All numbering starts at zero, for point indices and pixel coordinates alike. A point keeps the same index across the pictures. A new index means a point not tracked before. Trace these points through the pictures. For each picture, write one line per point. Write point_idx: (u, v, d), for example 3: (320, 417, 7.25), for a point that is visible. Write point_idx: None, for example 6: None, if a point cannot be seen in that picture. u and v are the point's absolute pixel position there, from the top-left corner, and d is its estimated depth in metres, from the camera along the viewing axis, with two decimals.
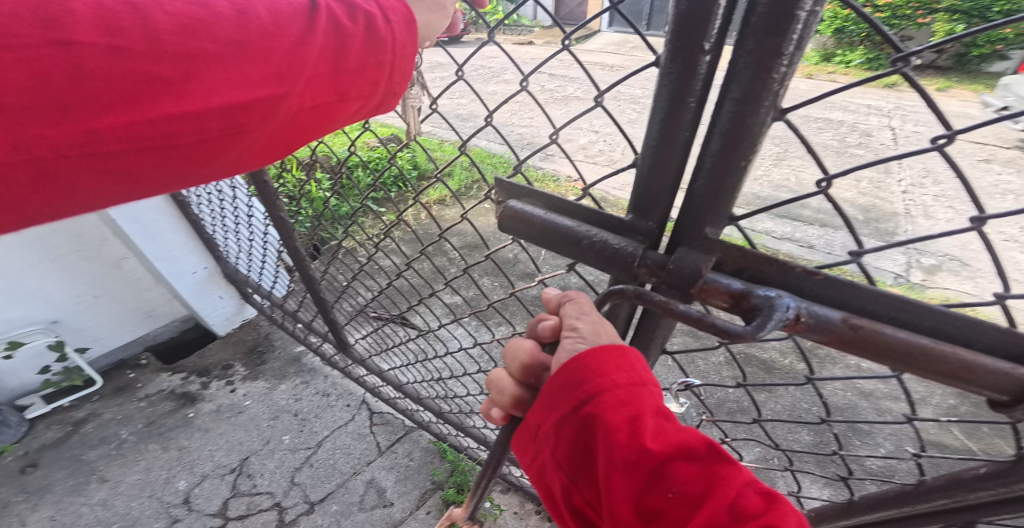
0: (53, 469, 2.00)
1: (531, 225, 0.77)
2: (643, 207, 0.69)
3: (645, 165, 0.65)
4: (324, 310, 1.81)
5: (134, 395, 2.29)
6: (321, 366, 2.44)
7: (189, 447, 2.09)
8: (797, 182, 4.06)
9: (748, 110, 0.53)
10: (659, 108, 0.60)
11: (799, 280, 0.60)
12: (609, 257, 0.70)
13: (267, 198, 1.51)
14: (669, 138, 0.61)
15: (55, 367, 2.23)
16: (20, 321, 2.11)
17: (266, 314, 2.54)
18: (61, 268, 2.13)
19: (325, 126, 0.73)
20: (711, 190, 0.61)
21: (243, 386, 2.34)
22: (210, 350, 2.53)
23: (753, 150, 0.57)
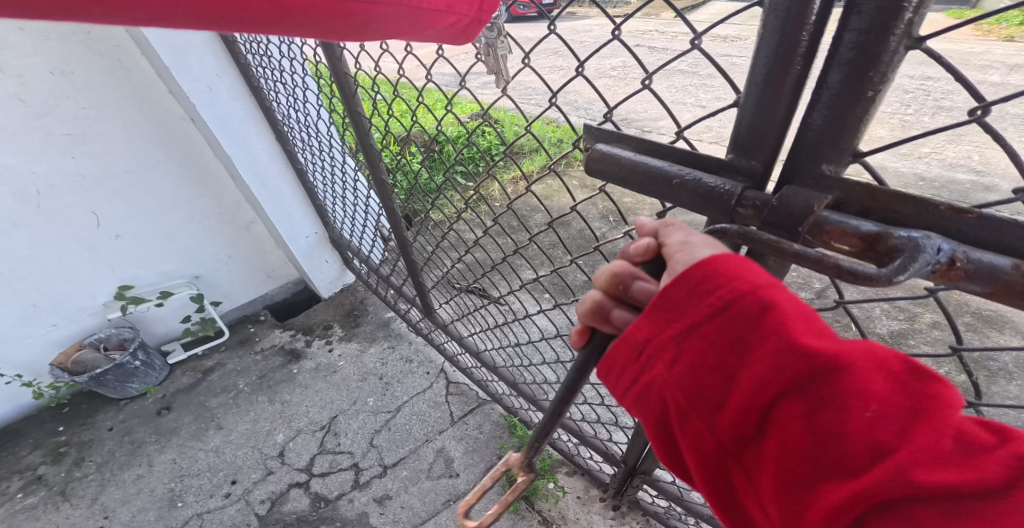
0: (182, 414, 2.35)
1: (617, 165, 0.77)
2: (745, 145, 0.66)
3: (751, 104, 0.63)
4: (414, 275, 2.00)
5: (252, 348, 2.65)
6: (406, 333, 2.63)
7: (290, 402, 2.35)
8: (945, 167, 3.50)
9: (879, 36, 0.49)
10: (771, 43, 0.58)
11: (943, 221, 0.51)
12: (703, 196, 0.68)
13: (371, 161, 1.71)
14: (778, 76, 0.59)
15: (194, 317, 2.68)
16: (170, 274, 2.54)
17: (363, 279, 2.80)
18: (204, 227, 2.53)
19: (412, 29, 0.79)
20: (830, 130, 0.57)
21: (339, 346, 2.60)
22: (315, 311, 2.86)
23: (883, 82, 0.52)
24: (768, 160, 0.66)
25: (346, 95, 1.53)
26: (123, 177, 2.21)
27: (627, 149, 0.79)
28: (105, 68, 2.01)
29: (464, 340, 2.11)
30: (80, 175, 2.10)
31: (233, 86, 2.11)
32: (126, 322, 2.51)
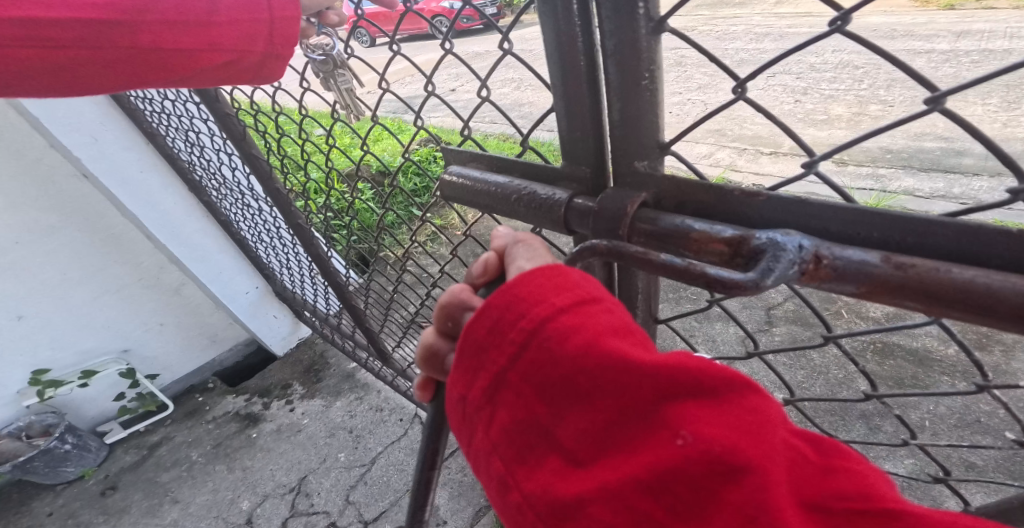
0: (131, 492, 2.16)
1: (466, 191, 0.67)
2: (575, 150, 0.58)
3: (560, 108, 0.57)
4: (360, 322, 1.86)
5: (204, 418, 2.46)
6: (374, 381, 2.47)
7: (252, 466, 2.17)
8: (912, 145, 3.58)
9: (627, 22, 0.45)
10: (552, 49, 0.52)
11: (742, 207, 0.48)
12: (539, 209, 0.60)
13: (283, 205, 1.60)
14: (575, 77, 0.53)
15: (129, 394, 2.51)
16: (95, 352, 2.41)
17: (317, 331, 2.63)
18: (125, 298, 2.40)
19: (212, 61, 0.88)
20: (626, 124, 0.52)
21: (301, 405, 2.43)
22: (273, 371, 2.67)
23: (654, 62, 0.48)
24: (603, 161, 0.58)
25: (240, 138, 1.42)
26: (16, 251, 2.08)
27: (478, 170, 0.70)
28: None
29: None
30: None
31: (123, 135, 1.99)
32: (50, 408, 2.35)
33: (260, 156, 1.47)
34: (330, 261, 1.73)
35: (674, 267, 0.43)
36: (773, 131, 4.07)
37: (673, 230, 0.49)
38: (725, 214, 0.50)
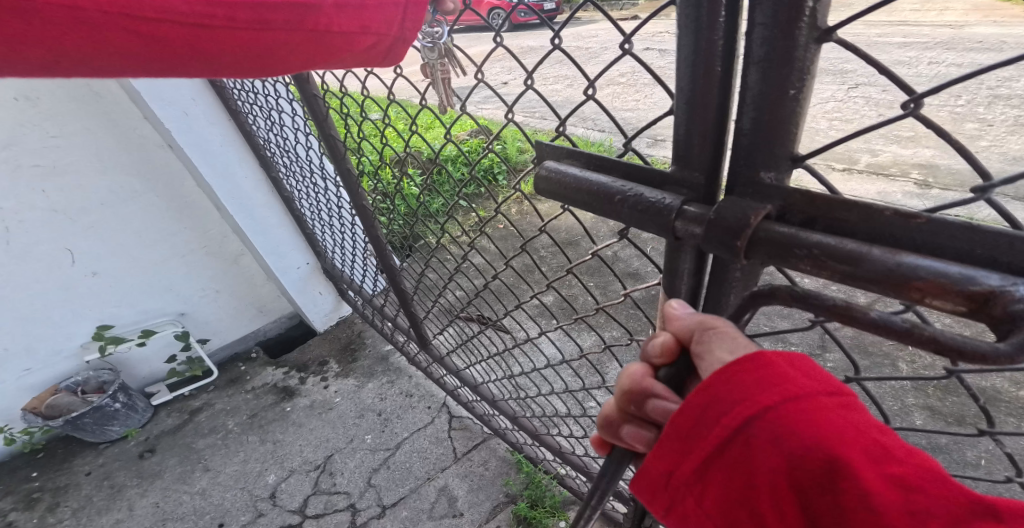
0: (166, 456, 2.24)
1: (562, 187, 0.60)
2: (690, 156, 0.52)
3: (680, 111, 0.50)
4: (409, 307, 1.87)
5: (243, 387, 2.57)
6: (406, 367, 2.50)
7: (283, 441, 2.23)
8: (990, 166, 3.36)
9: (781, 29, 0.40)
10: (685, 45, 0.47)
11: (894, 230, 0.40)
12: (644, 214, 0.53)
13: (352, 187, 1.61)
14: (706, 81, 0.47)
15: (178, 357, 2.63)
16: (153, 313, 2.51)
17: (359, 311, 2.69)
18: (188, 263, 2.50)
19: (353, 45, 0.76)
20: (758, 137, 0.46)
21: (335, 383, 2.49)
22: (310, 346, 2.77)
23: (806, 73, 0.42)
24: (717, 165, 0.51)
25: (323, 120, 1.42)
26: (100, 212, 2.18)
27: (575, 166, 0.63)
28: (73, 94, 1.98)
29: (462, 373, 1.96)
30: (52, 209, 2.07)
31: (210, 111, 2.08)
32: (106, 364, 2.47)
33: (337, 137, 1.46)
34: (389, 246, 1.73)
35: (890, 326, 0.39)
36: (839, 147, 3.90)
37: (891, 270, 0.37)
38: (871, 236, 0.42)
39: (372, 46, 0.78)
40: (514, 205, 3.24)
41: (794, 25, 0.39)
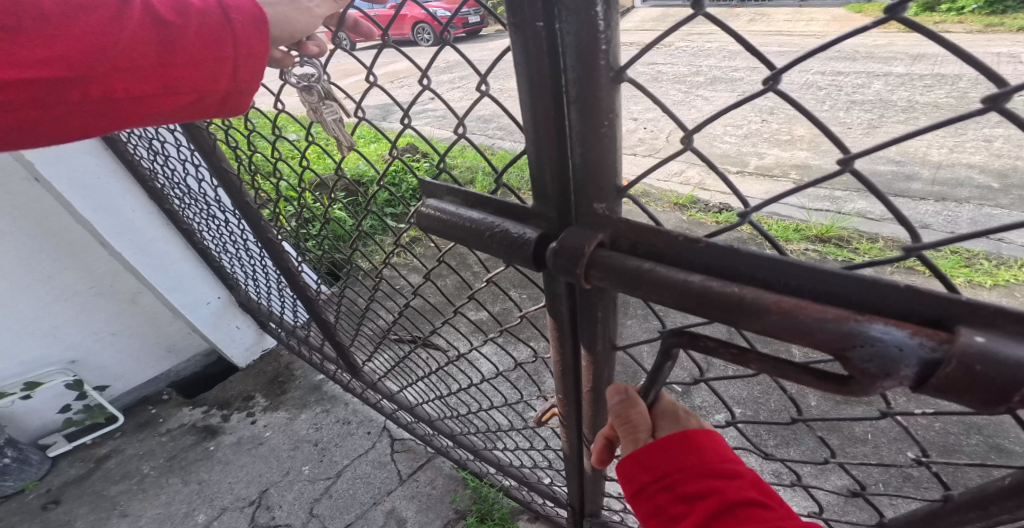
0: (76, 505, 2.13)
1: (439, 226, 0.63)
2: (545, 189, 0.53)
3: (529, 149, 0.52)
4: (330, 335, 1.85)
5: (157, 430, 2.44)
6: (341, 393, 2.48)
7: (209, 480, 2.15)
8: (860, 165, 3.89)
9: (587, 74, 0.42)
10: (520, 83, 0.47)
11: (689, 254, 0.47)
12: (510, 248, 0.57)
13: (254, 220, 1.55)
14: (543, 118, 0.48)
15: (75, 406, 2.42)
16: (38, 363, 2.30)
17: (284, 342, 2.64)
18: (75, 306, 2.32)
19: (166, 103, 0.66)
20: (589, 167, 0.49)
21: (263, 417, 2.42)
22: (233, 383, 2.67)
23: (616, 113, 0.45)
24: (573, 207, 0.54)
25: (209, 151, 1.35)
26: None
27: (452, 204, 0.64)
28: None
29: (395, 396, 1.97)
30: None
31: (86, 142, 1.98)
32: None
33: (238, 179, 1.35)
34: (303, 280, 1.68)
35: (743, 310, 0.41)
36: (739, 150, 4.32)
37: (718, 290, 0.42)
38: (674, 260, 0.48)
39: (197, 105, 0.68)
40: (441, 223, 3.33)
41: (595, 71, 0.42)
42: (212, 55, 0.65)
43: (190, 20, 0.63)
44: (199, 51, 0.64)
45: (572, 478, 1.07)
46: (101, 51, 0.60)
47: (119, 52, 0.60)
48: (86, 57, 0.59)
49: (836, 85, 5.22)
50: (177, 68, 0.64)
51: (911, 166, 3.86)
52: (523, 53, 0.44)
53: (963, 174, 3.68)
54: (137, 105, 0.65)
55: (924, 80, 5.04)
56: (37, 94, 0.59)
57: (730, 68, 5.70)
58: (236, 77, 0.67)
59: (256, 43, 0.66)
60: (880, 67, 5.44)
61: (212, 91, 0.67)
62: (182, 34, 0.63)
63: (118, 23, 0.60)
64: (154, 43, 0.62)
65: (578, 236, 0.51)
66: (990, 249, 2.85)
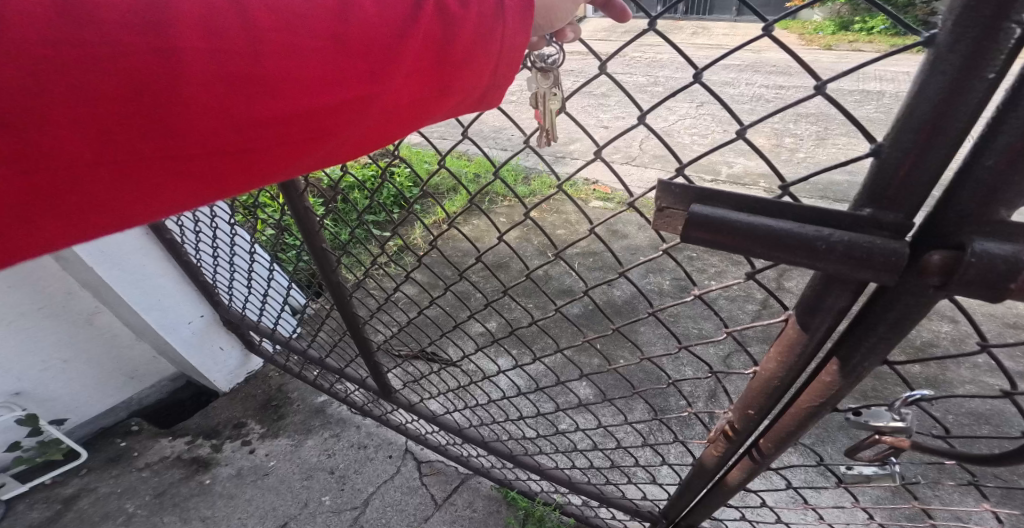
0: None
1: (730, 231, 0.47)
2: (885, 193, 0.45)
3: (886, 152, 0.44)
4: (368, 356, 1.69)
5: (133, 465, 2.14)
6: (351, 416, 2.28)
7: (214, 516, 1.93)
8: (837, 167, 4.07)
9: None
10: (924, 75, 0.39)
11: None
12: (860, 262, 0.43)
13: (307, 228, 1.28)
14: (945, 114, 0.39)
15: (26, 442, 2.07)
16: None
17: (279, 363, 2.37)
18: (26, 328, 1.99)
19: (431, 108, 0.58)
20: (1000, 174, 0.38)
21: (263, 446, 2.19)
22: (215, 409, 2.39)
23: None
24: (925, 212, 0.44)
25: None
26: None
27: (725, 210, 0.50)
28: None
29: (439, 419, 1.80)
30: None
31: None
32: None
33: (302, 190, 1.20)
34: (354, 299, 1.51)
35: None
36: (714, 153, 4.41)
37: None
38: None
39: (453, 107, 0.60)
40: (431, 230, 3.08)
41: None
42: (485, 47, 0.56)
43: (467, 12, 0.54)
44: (474, 44, 0.55)
45: (686, 486, 1.03)
46: (390, 52, 0.51)
47: (406, 54, 0.52)
48: (377, 62, 0.50)
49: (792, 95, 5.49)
50: (451, 70, 0.56)
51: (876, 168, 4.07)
52: (967, 46, 0.36)
53: None
54: (409, 112, 0.56)
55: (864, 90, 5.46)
56: (319, 117, 0.50)
57: (687, 79, 5.94)
58: (498, 72, 0.59)
59: (522, 31, 0.57)
60: (829, 79, 5.79)
61: (472, 88, 0.59)
62: (460, 24, 0.54)
63: (397, 18, 0.51)
64: (434, 38, 0.53)
65: (997, 243, 0.37)
66: None
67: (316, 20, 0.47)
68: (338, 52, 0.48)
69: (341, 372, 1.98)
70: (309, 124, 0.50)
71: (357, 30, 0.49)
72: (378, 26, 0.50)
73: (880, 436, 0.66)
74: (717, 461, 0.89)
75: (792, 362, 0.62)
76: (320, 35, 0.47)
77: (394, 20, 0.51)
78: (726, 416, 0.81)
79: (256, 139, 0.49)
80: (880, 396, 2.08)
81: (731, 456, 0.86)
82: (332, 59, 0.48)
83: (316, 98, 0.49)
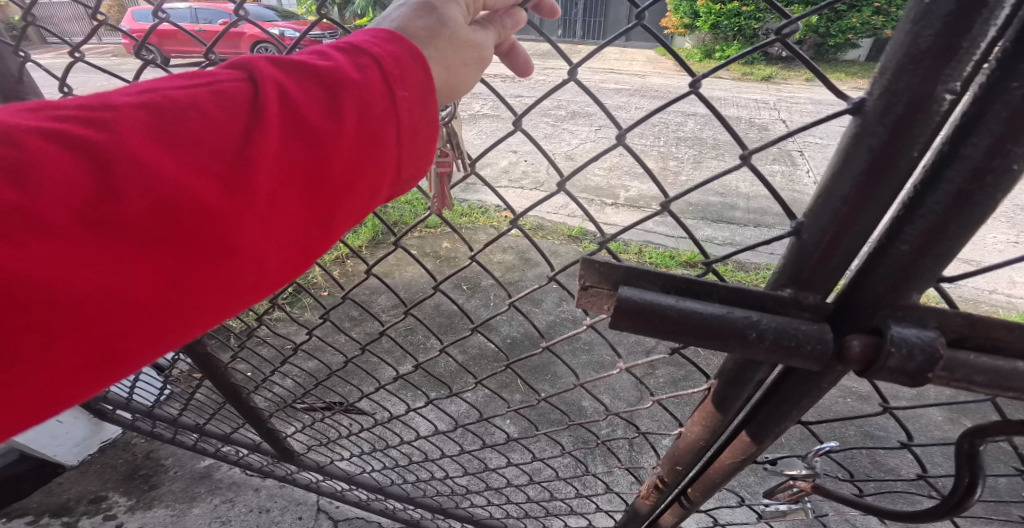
0: None
1: (662, 321, 0.46)
2: (802, 274, 0.47)
3: (810, 231, 0.44)
4: (257, 427, 1.50)
5: None
6: (247, 477, 2.00)
7: None
8: (720, 185, 4.48)
9: (997, 158, 0.35)
10: (850, 147, 0.39)
11: None
12: (789, 350, 0.44)
13: None
14: (862, 198, 0.41)
15: None
16: None
17: (138, 430, 1.96)
18: None
19: (333, 222, 0.54)
20: (911, 258, 0.41)
21: (133, 521, 1.85)
22: (64, 485, 1.97)
23: (988, 212, 0.38)
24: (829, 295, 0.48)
25: None
26: None
27: (653, 291, 0.49)
28: None
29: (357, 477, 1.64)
30: None
31: None
32: None
33: None
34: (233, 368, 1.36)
35: None
36: (614, 173, 4.63)
37: None
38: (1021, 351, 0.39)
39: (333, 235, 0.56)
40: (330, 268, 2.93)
41: (1019, 142, 0.34)
42: (356, 165, 0.53)
43: (341, 109, 0.51)
44: (360, 144, 0.53)
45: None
46: (224, 205, 0.45)
47: (255, 197, 0.47)
48: (211, 221, 0.44)
49: (678, 121, 5.98)
50: (342, 169, 0.52)
51: (751, 186, 4.52)
52: (894, 119, 0.36)
53: (796, 189, 4.32)
54: (275, 258, 0.50)
55: (732, 116, 6.09)
56: (197, 252, 0.44)
57: (586, 103, 6.22)
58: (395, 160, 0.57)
59: (409, 122, 0.56)
60: (707, 106, 6.39)
61: (354, 209, 0.56)
62: (314, 149, 0.50)
63: (261, 136, 0.48)
64: (284, 172, 0.49)
65: (913, 329, 0.39)
66: None
67: (165, 161, 0.43)
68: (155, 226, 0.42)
69: (228, 438, 1.74)
70: (187, 263, 0.44)
71: (181, 191, 0.43)
72: (200, 181, 0.44)
73: (786, 486, 0.72)
74: (642, 503, 0.89)
75: (714, 427, 0.62)
76: (176, 171, 0.43)
77: (258, 138, 0.47)
78: (655, 469, 0.80)
79: (130, 298, 0.41)
80: None
81: (658, 503, 0.85)
82: (195, 190, 0.44)
83: (188, 230, 0.43)
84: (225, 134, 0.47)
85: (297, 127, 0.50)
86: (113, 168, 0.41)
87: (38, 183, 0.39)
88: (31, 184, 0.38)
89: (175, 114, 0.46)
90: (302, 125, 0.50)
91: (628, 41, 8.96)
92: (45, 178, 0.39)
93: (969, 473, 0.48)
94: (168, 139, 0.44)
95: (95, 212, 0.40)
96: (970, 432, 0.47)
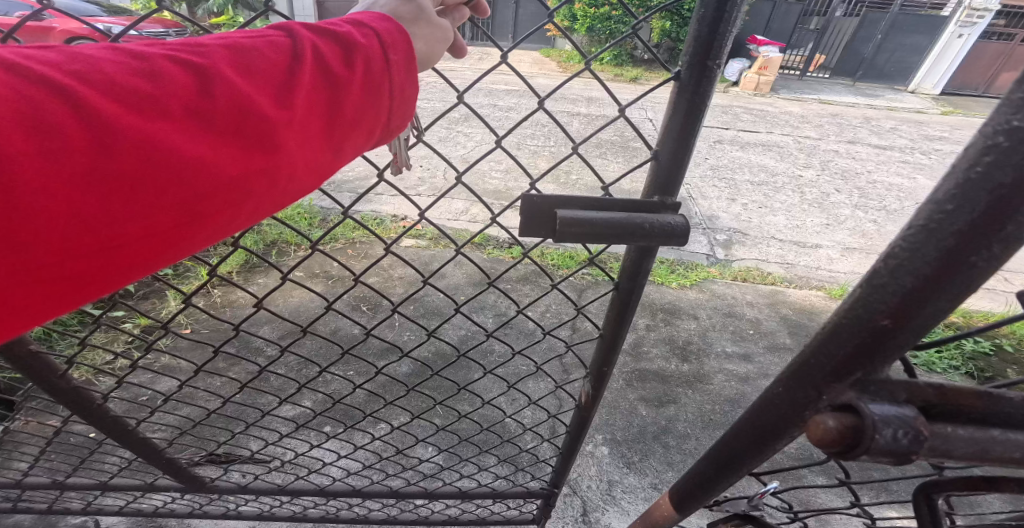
0: None
1: (596, 225, 0.84)
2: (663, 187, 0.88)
3: (661, 159, 0.86)
4: (153, 463, 1.28)
5: None
6: None
7: None
8: (605, 182, 4.79)
9: (988, 231, 0.36)
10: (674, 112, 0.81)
11: (998, 404, 0.44)
12: (665, 229, 0.86)
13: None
14: (686, 128, 0.82)
15: None
16: None
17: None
18: None
19: (344, 151, 0.64)
20: (889, 331, 0.43)
21: None
22: None
23: (978, 279, 0.39)
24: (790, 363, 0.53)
25: None
26: None
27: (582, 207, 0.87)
28: None
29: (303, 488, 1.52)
30: None
31: None
32: None
33: None
34: (110, 401, 1.13)
35: None
36: (509, 174, 4.70)
37: None
38: (979, 414, 0.45)
39: (348, 160, 0.66)
40: (207, 294, 2.65)
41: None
42: (372, 107, 0.63)
43: (358, 59, 0.62)
44: (372, 90, 0.63)
45: (571, 442, 1.49)
46: (274, 124, 0.54)
47: (290, 119, 0.55)
48: (265, 137, 0.54)
49: (563, 120, 6.26)
50: (356, 107, 0.62)
51: (632, 184, 4.90)
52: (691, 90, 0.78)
53: None
54: (304, 176, 0.59)
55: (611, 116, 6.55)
56: (242, 159, 0.52)
57: (475, 104, 6.23)
58: (394, 107, 0.67)
59: (406, 79, 0.67)
60: (587, 106, 6.80)
61: (365, 141, 0.66)
62: (345, 87, 0.60)
63: (297, 72, 0.57)
64: (319, 105, 0.59)
65: (895, 410, 0.38)
66: (676, 257, 4.06)
67: (226, 82, 0.52)
68: (223, 133, 0.51)
69: (109, 486, 1.42)
70: (235, 167, 0.52)
71: (236, 106, 0.52)
72: (253, 97, 0.53)
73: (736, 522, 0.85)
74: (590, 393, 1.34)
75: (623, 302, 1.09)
76: (231, 89, 0.52)
77: (296, 74, 0.57)
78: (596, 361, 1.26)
79: (191, 189, 0.49)
80: (681, 384, 2.44)
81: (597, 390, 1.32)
82: (245, 107, 0.52)
83: (238, 139, 0.52)
84: (277, 67, 0.57)
85: (323, 69, 0.59)
86: (179, 81, 0.50)
87: (144, 82, 0.48)
88: (124, 84, 0.47)
89: (241, 48, 0.55)
90: (329, 68, 0.60)
91: (512, 44, 9.20)
92: (147, 79, 0.48)
93: (930, 517, 0.60)
94: (237, 67, 0.54)
95: (171, 115, 0.48)
96: (928, 485, 0.59)
